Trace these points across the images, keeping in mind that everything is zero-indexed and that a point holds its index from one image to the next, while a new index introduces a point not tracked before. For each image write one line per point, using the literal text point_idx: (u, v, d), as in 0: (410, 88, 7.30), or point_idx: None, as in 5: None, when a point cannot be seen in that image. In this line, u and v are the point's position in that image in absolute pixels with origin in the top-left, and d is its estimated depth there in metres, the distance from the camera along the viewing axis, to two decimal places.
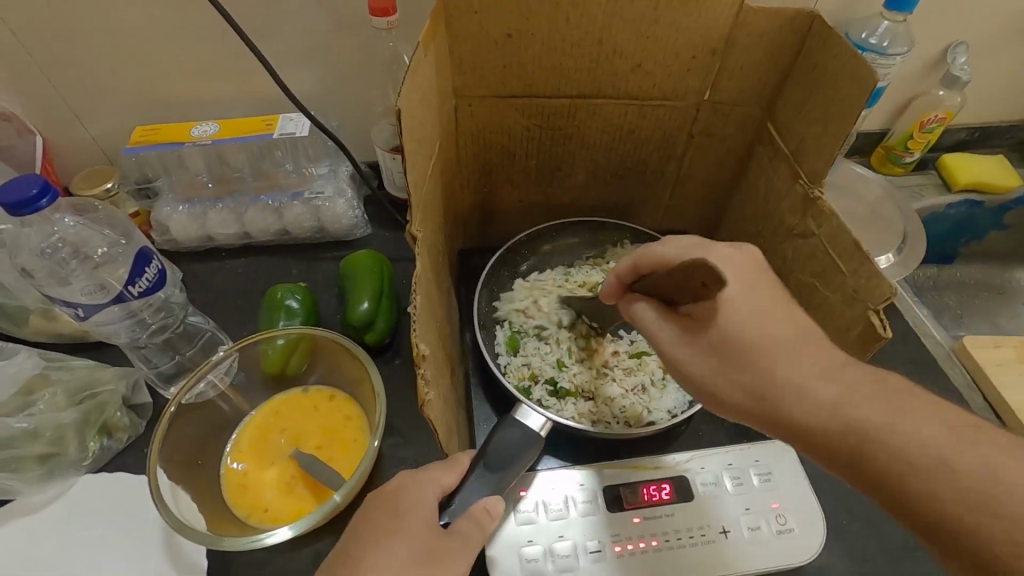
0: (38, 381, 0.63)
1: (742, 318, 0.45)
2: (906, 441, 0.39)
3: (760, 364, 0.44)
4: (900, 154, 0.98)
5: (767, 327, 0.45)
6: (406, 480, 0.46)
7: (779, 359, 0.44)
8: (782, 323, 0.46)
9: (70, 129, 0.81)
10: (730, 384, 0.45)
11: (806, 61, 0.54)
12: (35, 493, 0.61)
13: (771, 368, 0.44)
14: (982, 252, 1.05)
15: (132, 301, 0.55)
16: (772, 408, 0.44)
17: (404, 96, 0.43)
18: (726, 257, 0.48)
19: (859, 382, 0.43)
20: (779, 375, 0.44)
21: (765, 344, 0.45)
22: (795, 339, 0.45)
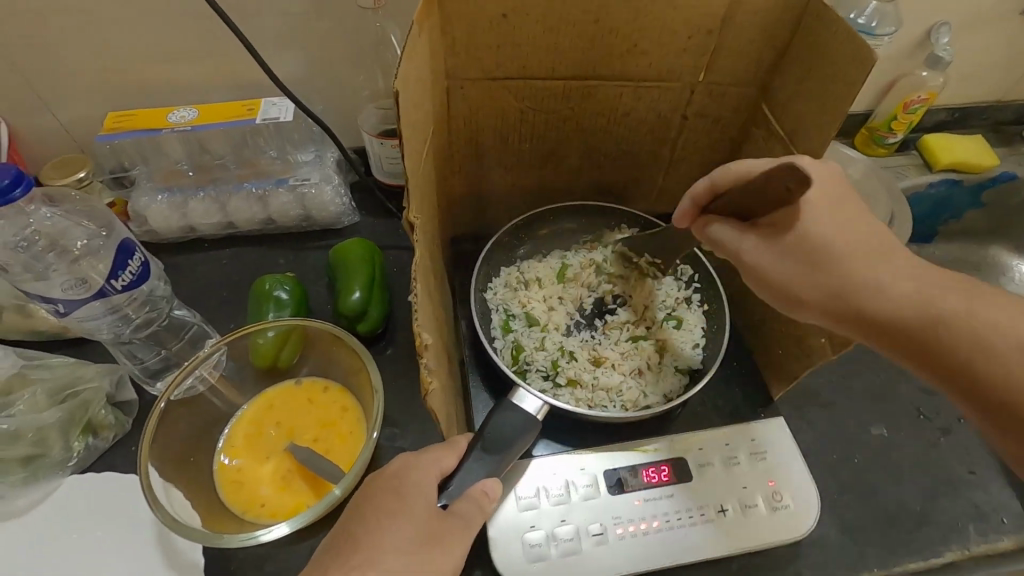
0: (17, 381, 0.61)
1: (825, 222, 0.49)
2: (986, 326, 0.43)
3: (840, 266, 0.48)
4: (883, 135, 0.99)
5: (837, 224, 0.49)
6: (408, 461, 0.45)
7: (861, 262, 0.47)
8: (864, 228, 0.49)
9: (38, 117, 0.77)
10: (814, 286, 0.48)
11: (802, 40, 0.54)
12: (20, 496, 0.59)
13: (852, 269, 0.47)
14: (961, 229, 1.07)
15: (114, 296, 0.53)
16: (855, 303, 0.47)
17: (400, 78, 0.41)
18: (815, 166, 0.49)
19: (931, 277, 0.47)
20: (866, 272, 0.47)
21: (862, 246, 0.48)
22: (869, 248, 0.48)
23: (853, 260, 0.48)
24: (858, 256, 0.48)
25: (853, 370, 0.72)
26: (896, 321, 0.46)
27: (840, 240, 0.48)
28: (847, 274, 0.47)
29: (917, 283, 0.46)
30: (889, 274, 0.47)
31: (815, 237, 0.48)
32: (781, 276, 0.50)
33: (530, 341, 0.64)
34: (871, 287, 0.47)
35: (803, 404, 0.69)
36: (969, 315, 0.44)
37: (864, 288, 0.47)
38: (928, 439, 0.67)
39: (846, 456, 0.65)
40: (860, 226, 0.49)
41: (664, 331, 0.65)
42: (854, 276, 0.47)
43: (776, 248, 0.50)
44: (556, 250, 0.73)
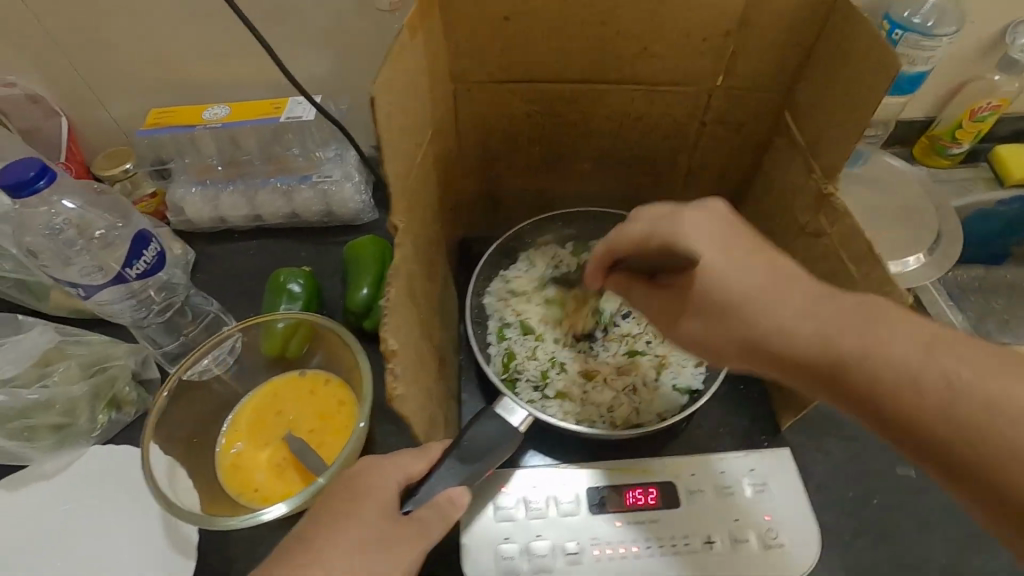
0: (54, 354, 0.65)
1: (715, 271, 0.41)
2: (890, 365, 0.33)
3: (737, 314, 0.39)
4: (946, 145, 0.90)
5: (720, 264, 0.41)
6: (370, 464, 0.45)
7: (756, 302, 0.39)
8: (761, 258, 0.41)
9: (94, 112, 0.83)
10: (719, 340, 0.41)
11: (828, 42, 0.50)
12: (50, 461, 0.65)
13: (749, 310, 0.39)
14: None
15: (132, 282, 0.57)
16: (760, 352, 0.39)
17: (382, 82, 0.41)
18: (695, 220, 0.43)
19: (838, 306, 0.36)
20: (767, 317, 0.38)
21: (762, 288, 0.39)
22: (770, 279, 0.39)
23: (753, 305, 0.39)
24: (759, 295, 0.39)
25: None
26: (805, 364, 0.36)
27: (731, 281, 0.40)
28: (747, 321, 0.39)
29: (817, 312, 0.37)
30: (794, 312, 0.37)
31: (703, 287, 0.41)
32: (691, 337, 0.44)
33: (524, 351, 0.62)
34: (774, 331, 0.38)
35: (822, 435, 0.64)
36: (886, 345, 0.33)
37: (769, 336, 0.38)
38: None
39: (865, 497, 0.60)
40: (753, 260, 0.41)
41: (665, 345, 0.63)
42: (755, 321, 0.39)
43: (678, 307, 0.45)
44: (546, 256, 0.70)
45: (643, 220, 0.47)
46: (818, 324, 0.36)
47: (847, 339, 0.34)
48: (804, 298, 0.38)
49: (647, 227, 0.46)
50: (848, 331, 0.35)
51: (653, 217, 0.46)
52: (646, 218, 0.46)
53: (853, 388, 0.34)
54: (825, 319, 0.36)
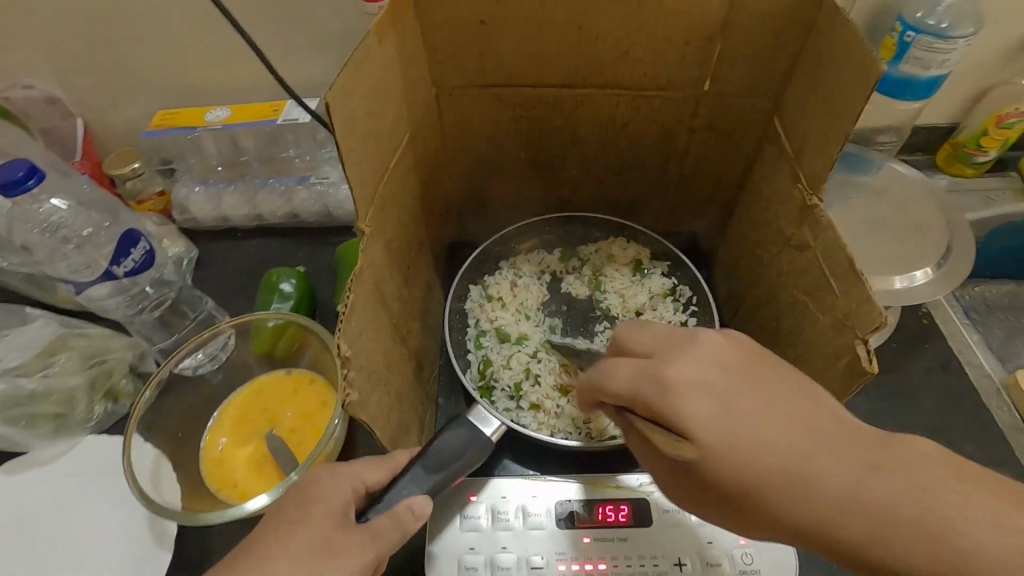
0: (57, 344, 0.67)
1: (728, 443, 0.36)
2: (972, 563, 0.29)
3: (777, 499, 0.34)
4: (972, 153, 0.85)
5: (738, 432, 0.36)
6: (323, 471, 0.45)
7: (795, 481, 0.34)
8: (776, 411, 0.36)
9: (107, 113, 0.86)
10: (758, 523, 0.36)
11: (814, 47, 0.47)
12: (46, 448, 0.67)
13: (781, 488, 0.34)
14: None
15: (121, 278, 0.58)
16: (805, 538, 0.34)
17: (343, 87, 0.41)
18: (684, 377, 0.38)
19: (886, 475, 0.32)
20: (807, 497, 0.33)
21: (786, 460, 0.35)
22: (792, 446, 0.35)
23: (784, 489, 0.34)
24: (792, 473, 0.34)
25: None
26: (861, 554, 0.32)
27: (754, 454, 0.35)
28: (785, 506, 0.34)
29: (849, 488, 0.33)
30: (833, 491, 0.33)
31: (718, 467, 0.36)
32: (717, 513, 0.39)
33: (502, 358, 0.62)
34: (815, 515, 0.33)
35: None
36: (940, 521, 0.30)
37: (810, 522, 0.33)
38: None
39: None
40: (767, 419, 0.36)
41: None
42: (790, 505, 0.34)
43: (692, 483, 0.39)
44: (531, 262, 0.70)
45: (634, 366, 0.41)
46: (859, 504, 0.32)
47: (888, 514, 0.31)
48: (830, 462, 0.34)
49: (636, 385, 0.40)
50: (903, 513, 0.31)
51: (642, 368, 0.41)
52: (634, 370, 0.41)
53: (900, 574, 0.31)
54: (867, 498, 0.32)
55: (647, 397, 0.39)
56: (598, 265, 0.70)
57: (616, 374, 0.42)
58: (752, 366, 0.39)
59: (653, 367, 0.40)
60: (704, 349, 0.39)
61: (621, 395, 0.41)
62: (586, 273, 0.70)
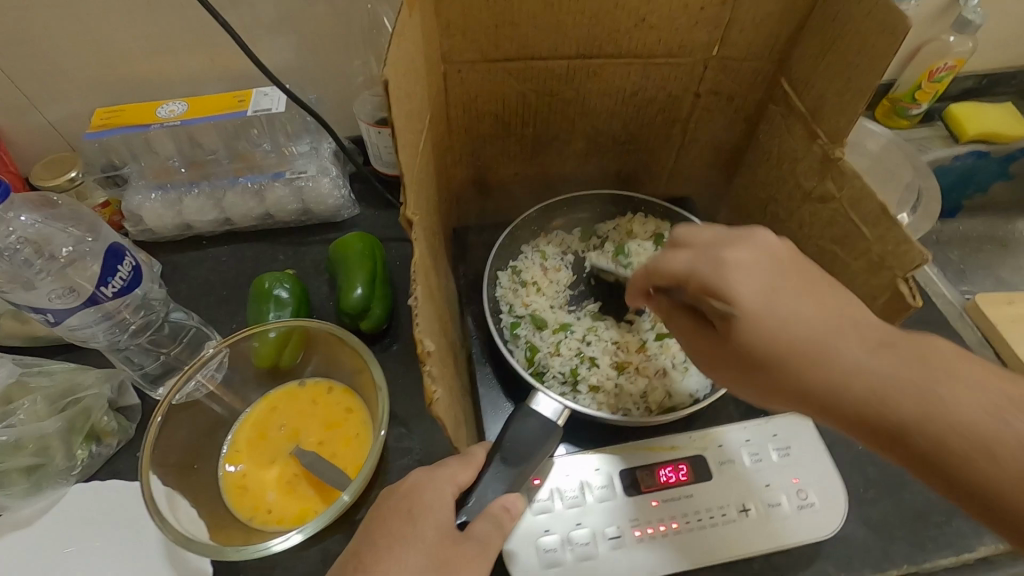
0: (16, 389, 0.58)
1: (763, 313, 0.40)
2: (950, 425, 0.34)
3: (800, 364, 0.39)
4: (907, 106, 0.93)
5: (782, 304, 0.40)
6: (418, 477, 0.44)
7: (813, 349, 0.39)
8: (809, 307, 0.40)
9: (23, 116, 0.74)
10: (772, 385, 0.41)
11: (827, 7, 0.50)
12: (25, 507, 0.58)
13: (808, 357, 0.39)
14: (1008, 201, 0.98)
15: (107, 302, 0.52)
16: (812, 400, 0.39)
17: (392, 64, 0.38)
18: (739, 260, 0.42)
19: (903, 355, 0.37)
20: (821, 359, 0.38)
21: (811, 333, 0.39)
22: (821, 327, 0.39)
23: (800, 356, 0.39)
24: (819, 343, 0.39)
25: None
26: (855, 413, 0.37)
27: (793, 331, 0.40)
28: (809, 373, 0.39)
29: (868, 368, 0.37)
30: (854, 363, 0.38)
31: (755, 330, 0.40)
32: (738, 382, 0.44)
33: (548, 344, 0.62)
34: (827, 377, 0.38)
35: None
36: (944, 395, 0.35)
37: (820, 385, 0.38)
38: None
39: None
40: (806, 313, 0.40)
41: None
42: (803, 373, 0.39)
43: (723, 344, 0.43)
44: (558, 244, 0.71)
45: (690, 254, 0.44)
46: (873, 375, 0.37)
47: (900, 386, 0.36)
48: (860, 347, 0.38)
49: (688, 265, 0.43)
50: (898, 382, 0.36)
51: (697, 253, 0.43)
52: (690, 251, 0.44)
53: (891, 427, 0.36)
54: (878, 366, 0.37)
55: (696, 270, 0.43)
56: (619, 241, 0.70)
57: (672, 260, 0.45)
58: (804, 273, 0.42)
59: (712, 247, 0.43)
60: (761, 242, 0.43)
61: (675, 278, 0.44)
62: (607, 248, 0.70)
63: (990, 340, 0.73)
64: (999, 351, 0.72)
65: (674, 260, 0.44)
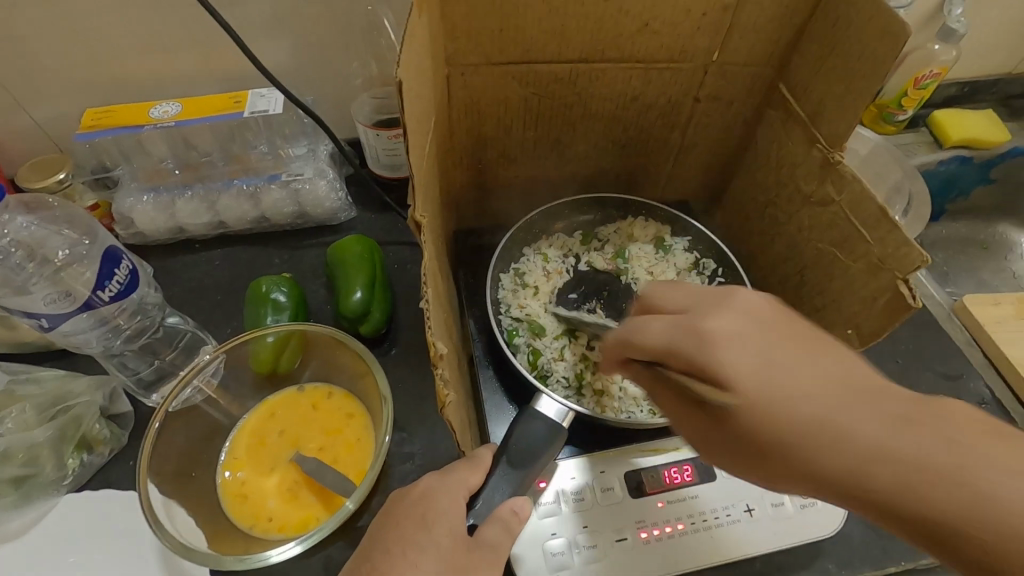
0: (3, 398, 0.56)
1: (756, 389, 0.35)
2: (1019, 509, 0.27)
3: (809, 444, 0.33)
4: (893, 111, 0.95)
5: (777, 378, 0.35)
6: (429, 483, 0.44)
7: (826, 425, 0.33)
8: (808, 374, 0.35)
9: (10, 116, 0.72)
10: (786, 474, 0.35)
11: (826, 13, 0.51)
12: (13, 519, 0.56)
13: (817, 434, 0.33)
14: (990, 205, 1.00)
15: (102, 307, 0.51)
16: (836, 490, 0.32)
17: (403, 65, 0.38)
18: (722, 328, 0.37)
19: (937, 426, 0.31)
20: (839, 439, 0.32)
21: (822, 405, 0.33)
22: (829, 396, 0.34)
23: (809, 439, 0.33)
24: (831, 422, 0.33)
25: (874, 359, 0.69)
26: (877, 500, 0.31)
27: (800, 406, 0.34)
28: (819, 459, 0.33)
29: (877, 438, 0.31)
30: (859, 437, 0.32)
31: (762, 409, 0.34)
32: (737, 466, 0.38)
33: (551, 351, 0.62)
34: (847, 462, 0.32)
35: None
36: (952, 463, 0.29)
37: (839, 471, 0.32)
38: None
39: None
40: (808, 373, 0.35)
41: None
42: (815, 456, 0.33)
43: (722, 431, 0.37)
44: (559, 247, 0.71)
45: (667, 320, 0.39)
46: (895, 457, 0.30)
47: (908, 454, 0.30)
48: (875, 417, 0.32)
49: (667, 336, 0.38)
50: (932, 460, 0.30)
51: (673, 321, 0.39)
52: (665, 317, 0.39)
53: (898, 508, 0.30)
54: (908, 449, 0.30)
55: (677, 342, 0.37)
56: (620, 244, 0.71)
57: (646, 327, 0.40)
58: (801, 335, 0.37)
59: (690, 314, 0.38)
60: (744, 302, 0.38)
61: (653, 353, 0.39)
62: (607, 251, 0.71)
63: (977, 340, 0.74)
64: (986, 351, 0.74)
65: (653, 326, 0.39)
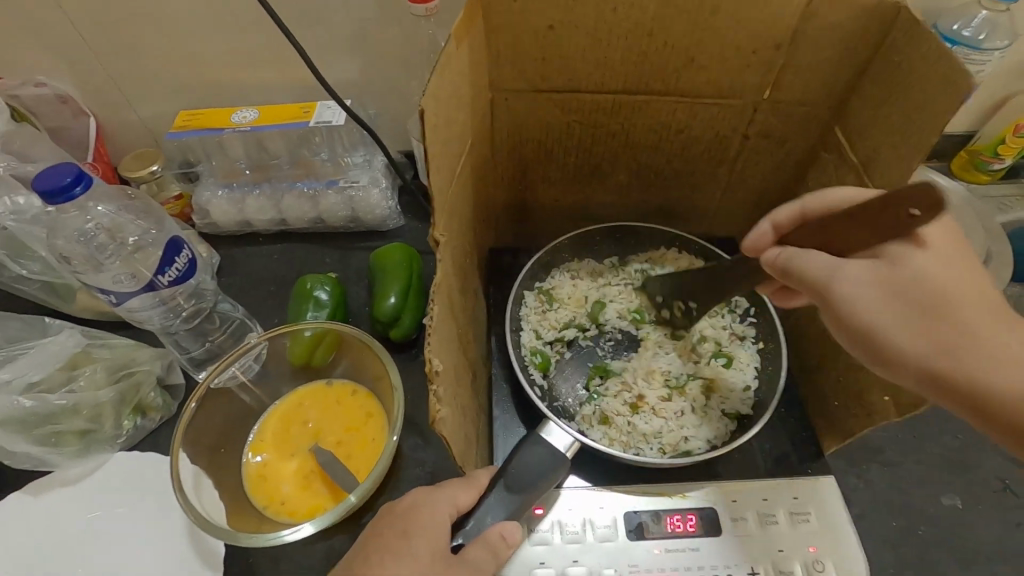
0: (81, 357, 0.63)
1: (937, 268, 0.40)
2: None
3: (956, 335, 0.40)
4: (987, 160, 0.84)
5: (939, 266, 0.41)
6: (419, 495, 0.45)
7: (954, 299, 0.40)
8: (967, 275, 0.42)
9: (121, 113, 0.82)
10: (885, 321, 0.41)
11: (888, 56, 0.48)
12: (73, 467, 0.63)
13: (969, 323, 0.40)
14: None
15: (163, 289, 0.57)
16: (930, 327, 0.40)
17: (430, 94, 0.40)
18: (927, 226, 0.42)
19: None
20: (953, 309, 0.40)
21: (952, 290, 0.40)
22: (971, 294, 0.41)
23: (948, 302, 0.40)
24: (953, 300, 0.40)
25: (928, 429, 0.63)
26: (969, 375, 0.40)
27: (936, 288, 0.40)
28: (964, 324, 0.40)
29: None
30: (1004, 351, 0.40)
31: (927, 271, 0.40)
32: (910, 344, 0.41)
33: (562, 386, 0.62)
34: (991, 349, 0.40)
35: (862, 461, 0.61)
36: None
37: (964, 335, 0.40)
38: (1014, 519, 0.57)
39: (908, 527, 0.57)
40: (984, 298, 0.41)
41: (711, 369, 0.63)
42: (930, 298, 0.40)
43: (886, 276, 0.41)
44: (589, 273, 0.71)
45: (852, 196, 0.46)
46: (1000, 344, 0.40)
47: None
48: (994, 324, 0.40)
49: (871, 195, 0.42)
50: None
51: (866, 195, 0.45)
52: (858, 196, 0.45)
53: (984, 390, 0.40)
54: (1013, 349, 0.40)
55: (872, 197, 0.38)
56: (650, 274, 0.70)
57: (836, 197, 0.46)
58: (948, 234, 0.42)
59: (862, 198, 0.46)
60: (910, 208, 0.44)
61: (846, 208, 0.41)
62: (637, 280, 0.70)
63: None
64: None
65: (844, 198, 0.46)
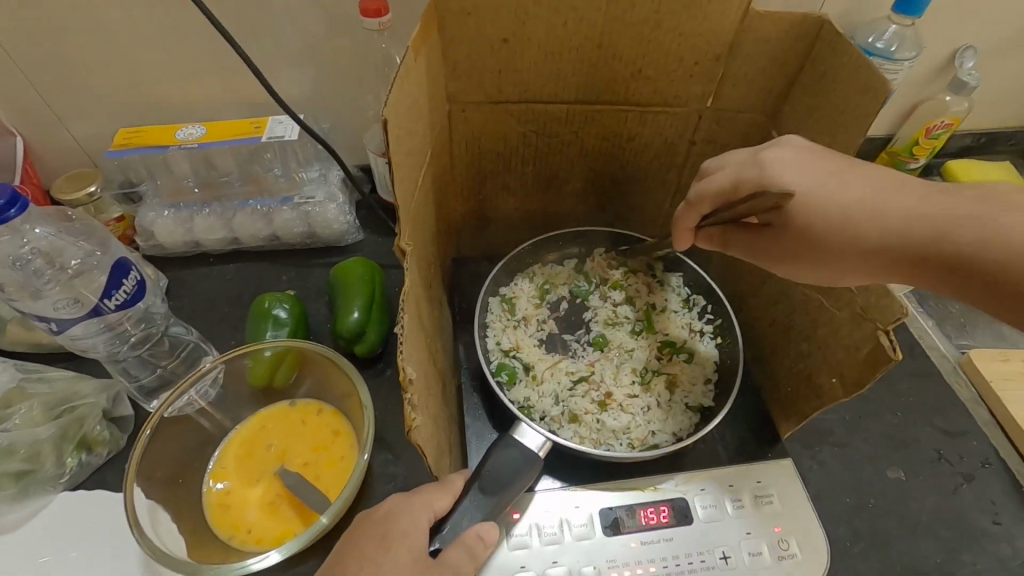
0: (15, 394, 0.59)
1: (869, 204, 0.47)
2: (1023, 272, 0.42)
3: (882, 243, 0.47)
4: (905, 160, 0.91)
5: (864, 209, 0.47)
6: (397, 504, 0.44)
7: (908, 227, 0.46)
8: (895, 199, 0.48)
9: (51, 131, 0.77)
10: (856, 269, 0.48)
11: (815, 66, 0.52)
12: (9, 512, 0.58)
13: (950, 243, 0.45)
14: None
15: (109, 314, 0.55)
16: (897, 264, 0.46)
17: (391, 105, 0.41)
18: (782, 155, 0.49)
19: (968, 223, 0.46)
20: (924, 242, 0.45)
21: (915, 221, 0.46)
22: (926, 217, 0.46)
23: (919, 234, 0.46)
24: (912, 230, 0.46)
25: (869, 408, 0.67)
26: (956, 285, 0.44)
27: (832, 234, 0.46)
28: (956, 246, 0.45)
29: (989, 232, 0.43)
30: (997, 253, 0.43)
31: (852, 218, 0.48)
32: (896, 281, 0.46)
33: (534, 392, 0.62)
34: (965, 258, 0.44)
35: (814, 443, 0.65)
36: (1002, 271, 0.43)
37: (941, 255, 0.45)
38: (948, 486, 0.62)
39: (860, 502, 0.60)
40: (931, 202, 0.46)
41: (674, 365, 0.65)
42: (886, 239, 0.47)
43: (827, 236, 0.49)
44: (555, 278, 0.72)
45: (734, 169, 0.51)
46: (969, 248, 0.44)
47: (983, 255, 0.43)
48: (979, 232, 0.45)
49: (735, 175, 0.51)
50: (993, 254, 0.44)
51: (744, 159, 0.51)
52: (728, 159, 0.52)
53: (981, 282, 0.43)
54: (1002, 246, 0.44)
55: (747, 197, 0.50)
56: (617, 276, 0.72)
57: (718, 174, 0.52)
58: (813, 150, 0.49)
59: (751, 167, 0.50)
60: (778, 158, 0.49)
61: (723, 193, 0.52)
62: (603, 282, 0.72)
63: (985, 398, 0.68)
64: (991, 410, 0.68)
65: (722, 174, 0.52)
